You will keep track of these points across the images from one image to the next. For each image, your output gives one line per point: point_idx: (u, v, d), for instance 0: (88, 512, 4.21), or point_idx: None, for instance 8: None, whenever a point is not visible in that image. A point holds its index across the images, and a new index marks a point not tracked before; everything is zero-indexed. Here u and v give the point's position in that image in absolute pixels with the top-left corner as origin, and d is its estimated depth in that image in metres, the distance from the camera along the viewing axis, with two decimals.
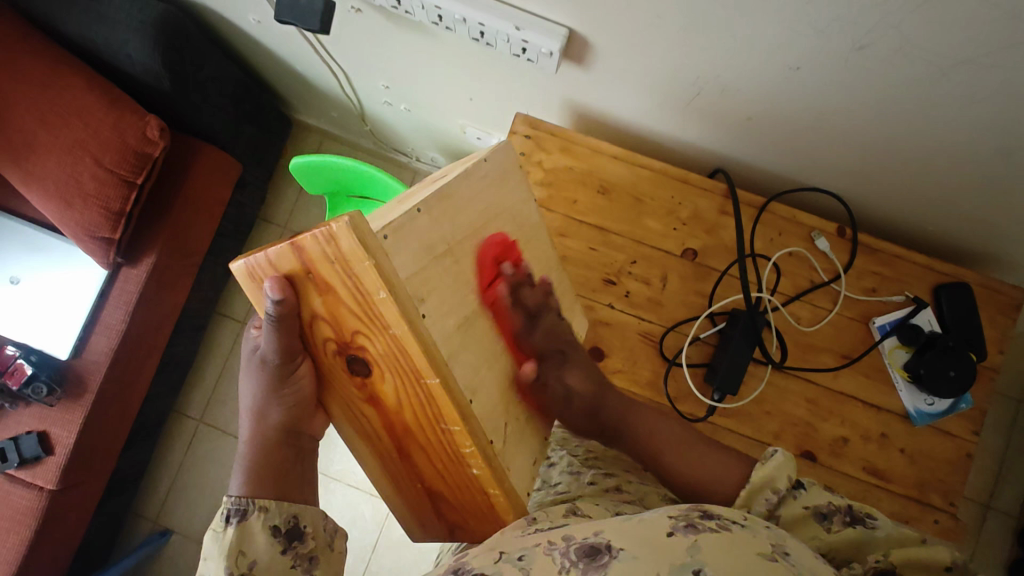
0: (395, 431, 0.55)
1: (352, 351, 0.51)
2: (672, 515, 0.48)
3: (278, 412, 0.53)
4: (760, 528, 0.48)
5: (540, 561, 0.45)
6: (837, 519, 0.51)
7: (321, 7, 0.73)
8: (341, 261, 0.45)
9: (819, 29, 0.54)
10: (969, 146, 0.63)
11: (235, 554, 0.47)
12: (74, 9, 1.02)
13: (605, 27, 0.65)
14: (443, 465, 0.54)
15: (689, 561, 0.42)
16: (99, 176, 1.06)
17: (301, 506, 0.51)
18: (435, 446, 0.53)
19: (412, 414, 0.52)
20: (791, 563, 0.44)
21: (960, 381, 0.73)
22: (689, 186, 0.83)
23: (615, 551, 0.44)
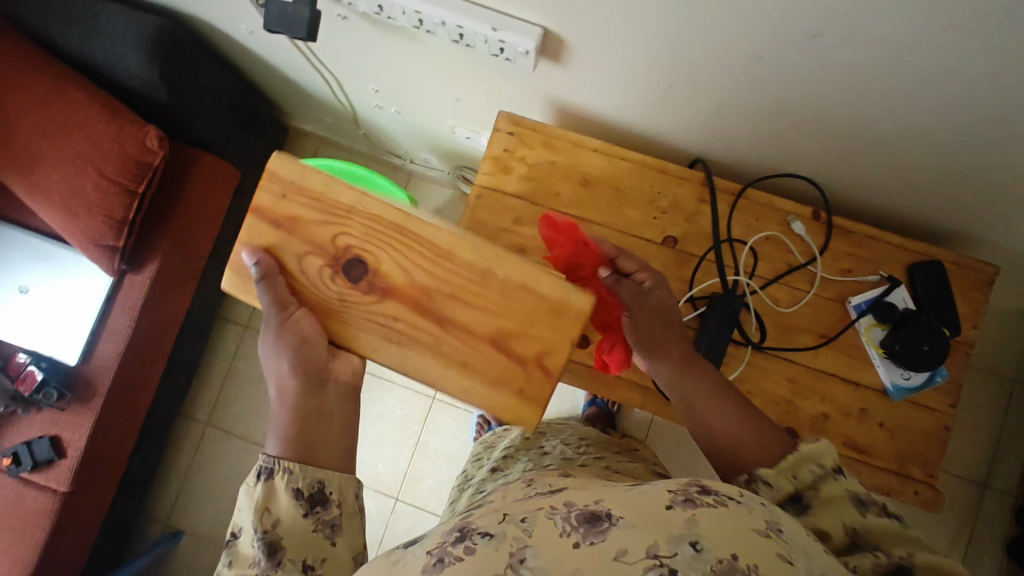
0: (429, 305, 0.58)
1: (347, 256, 0.58)
2: (671, 489, 0.48)
3: (291, 360, 0.58)
4: (756, 504, 0.48)
5: (543, 524, 0.48)
6: (873, 508, 0.51)
7: (307, 15, 0.76)
8: (291, 189, 0.58)
9: (774, 19, 0.56)
10: (929, 128, 0.66)
11: (262, 509, 0.55)
12: (74, 26, 1.06)
13: (576, 25, 0.68)
14: (491, 307, 0.58)
15: (687, 531, 0.44)
16: (102, 186, 1.10)
17: (326, 474, 0.57)
18: (465, 306, 0.58)
19: (429, 285, 0.58)
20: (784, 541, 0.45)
21: (935, 356, 0.75)
22: (668, 176, 0.85)
23: (615, 518, 0.46)
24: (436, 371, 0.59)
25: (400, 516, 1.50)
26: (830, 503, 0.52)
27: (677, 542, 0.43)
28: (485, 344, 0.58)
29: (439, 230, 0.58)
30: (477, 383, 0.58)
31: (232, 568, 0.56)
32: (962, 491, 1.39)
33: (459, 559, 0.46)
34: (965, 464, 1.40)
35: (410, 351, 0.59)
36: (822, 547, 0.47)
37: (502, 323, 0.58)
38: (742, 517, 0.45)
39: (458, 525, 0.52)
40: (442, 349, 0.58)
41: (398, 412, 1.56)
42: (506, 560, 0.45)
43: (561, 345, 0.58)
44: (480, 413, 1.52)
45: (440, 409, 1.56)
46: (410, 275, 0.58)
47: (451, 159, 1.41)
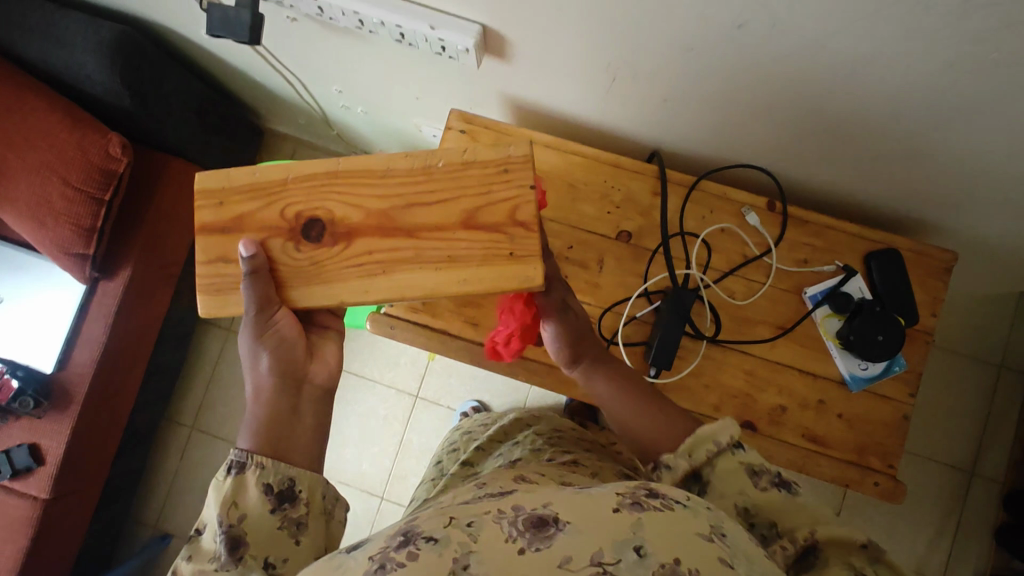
0: (397, 229, 0.59)
1: (307, 215, 0.61)
2: (619, 493, 0.45)
3: (269, 357, 0.58)
4: (701, 508, 0.46)
5: (488, 528, 0.43)
6: (766, 478, 0.54)
7: (248, 19, 0.76)
8: (224, 194, 0.62)
9: (698, 10, 0.56)
10: (872, 117, 0.65)
11: (228, 504, 0.49)
12: (35, 37, 1.07)
13: (511, 21, 0.67)
14: (453, 195, 0.59)
15: (632, 535, 0.42)
16: (68, 195, 1.10)
17: (297, 471, 0.52)
18: (435, 223, 0.59)
19: (384, 218, 0.59)
20: (727, 545, 0.44)
21: (890, 345, 0.74)
22: (622, 170, 0.85)
23: (563, 523, 0.42)
24: (432, 277, 0.58)
25: (385, 515, 1.51)
26: (725, 476, 0.55)
27: (621, 547, 0.41)
28: (460, 231, 0.58)
29: (370, 160, 0.61)
30: (472, 270, 0.57)
31: (191, 563, 0.49)
32: (948, 478, 1.38)
33: (400, 565, 0.41)
34: (950, 451, 1.38)
35: (400, 272, 0.58)
36: (759, 548, 0.46)
37: (468, 202, 0.58)
38: (686, 520, 0.44)
39: (401, 528, 0.46)
40: (425, 257, 0.58)
41: (381, 411, 1.56)
42: (449, 566, 0.41)
43: (527, 195, 0.58)
44: (463, 410, 1.52)
45: (423, 407, 1.56)
46: (367, 210, 0.60)
47: None
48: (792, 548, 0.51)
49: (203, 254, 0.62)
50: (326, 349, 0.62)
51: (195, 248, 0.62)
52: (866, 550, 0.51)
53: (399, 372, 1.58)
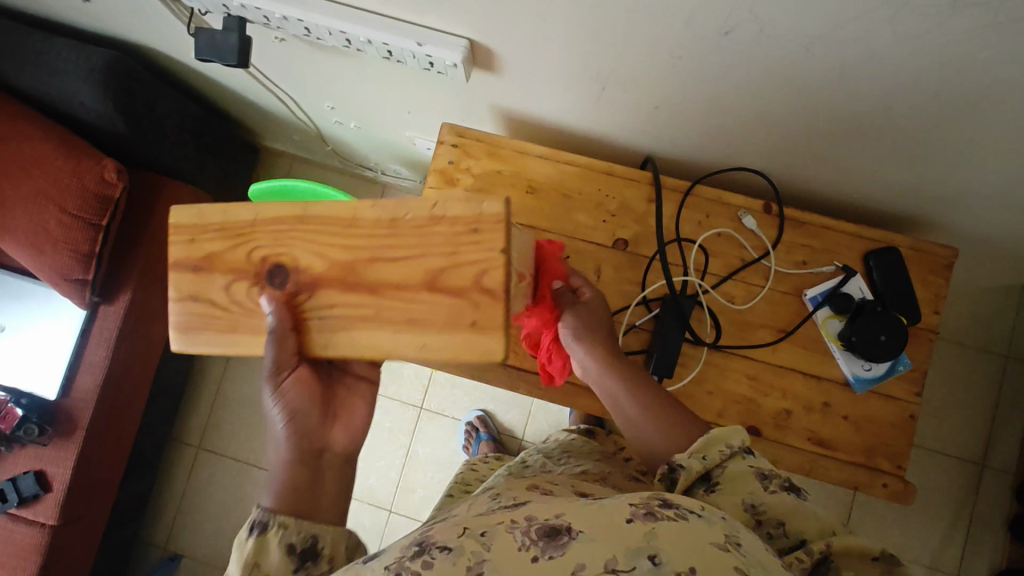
0: (361, 284, 0.52)
1: (271, 263, 0.54)
2: (632, 503, 0.45)
3: (285, 414, 0.54)
4: (716, 517, 0.45)
5: (502, 538, 0.43)
6: (775, 481, 0.53)
7: (236, 43, 0.76)
8: (194, 233, 0.55)
9: (684, 20, 0.55)
10: (864, 117, 0.64)
11: (251, 565, 0.49)
12: (28, 66, 1.08)
13: (499, 36, 0.67)
14: (420, 251, 0.51)
15: (646, 544, 0.41)
16: (65, 222, 1.11)
17: (321, 528, 0.52)
18: (399, 276, 0.51)
19: (341, 271, 0.52)
20: (743, 554, 0.42)
21: (893, 346, 0.74)
22: (616, 178, 0.85)
23: (575, 532, 0.42)
24: (389, 339, 0.51)
25: (394, 528, 1.50)
26: (738, 477, 0.54)
27: (634, 555, 0.40)
28: (422, 292, 0.51)
29: None
30: (432, 335, 0.50)
31: None
32: (960, 473, 1.36)
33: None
34: (961, 445, 1.37)
35: (358, 330, 0.52)
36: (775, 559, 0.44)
37: (432, 261, 0.50)
38: (701, 529, 0.43)
39: (416, 538, 0.45)
40: (385, 317, 0.52)
41: (386, 424, 1.56)
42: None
43: (500, 258, 0.49)
44: (469, 420, 1.52)
45: (428, 418, 1.56)
46: (328, 258, 0.53)
47: (420, 169, 1.40)
48: (809, 560, 0.49)
49: None
50: (355, 412, 0.58)
51: None
52: (881, 560, 0.50)
53: (403, 385, 1.57)
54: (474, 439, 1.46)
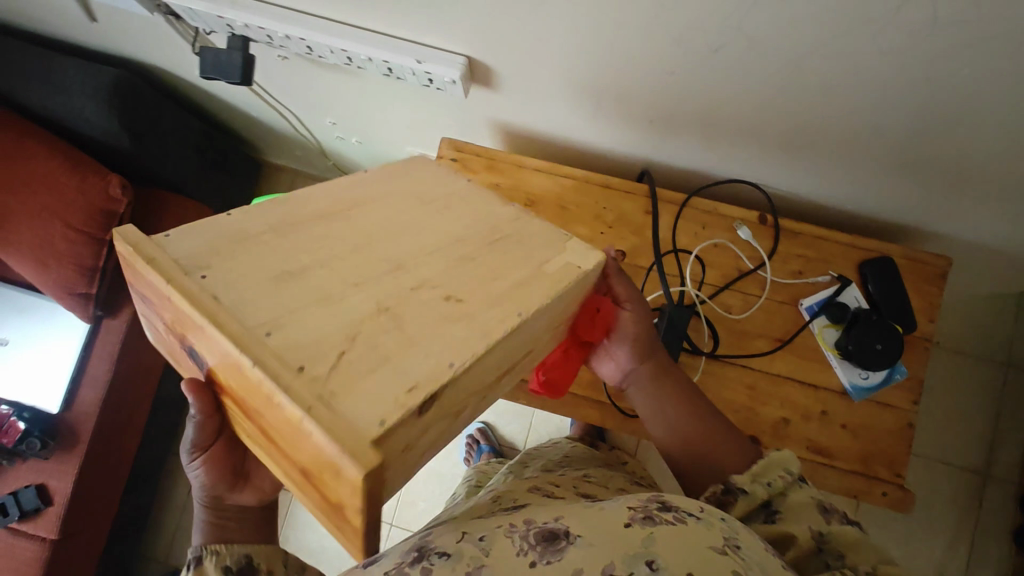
0: (256, 419, 0.45)
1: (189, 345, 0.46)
2: (631, 507, 0.45)
3: (198, 477, 0.55)
4: (715, 520, 0.45)
5: (500, 542, 0.44)
6: (837, 515, 0.52)
7: (240, 62, 0.78)
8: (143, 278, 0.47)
9: (674, 37, 0.57)
10: (853, 130, 0.65)
11: None
12: (35, 85, 1.10)
13: (497, 53, 0.69)
14: (295, 437, 0.40)
15: (644, 550, 0.41)
16: (69, 237, 1.12)
17: (252, 547, 0.55)
18: (281, 443, 0.43)
19: (242, 403, 0.45)
20: (742, 557, 0.42)
21: (888, 354, 0.74)
22: (613, 191, 0.86)
23: (573, 536, 0.42)
24: (281, 471, 0.48)
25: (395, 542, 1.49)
26: (797, 507, 0.53)
27: (632, 561, 0.40)
28: (298, 466, 0.43)
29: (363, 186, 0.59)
30: (305, 495, 0.46)
31: None
32: (962, 483, 1.35)
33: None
34: (962, 453, 1.37)
35: (264, 452, 0.49)
36: (774, 559, 0.45)
37: (303, 457, 0.41)
38: (700, 533, 0.43)
39: (416, 543, 0.46)
40: (275, 453, 0.46)
41: None
42: None
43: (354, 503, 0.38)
44: (469, 432, 1.52)
45: None
46: (231, 385, 0.44)
47: None
48: None
49: None
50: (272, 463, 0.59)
51: None
52: None
53: None
54: (475, 451, 1.46)
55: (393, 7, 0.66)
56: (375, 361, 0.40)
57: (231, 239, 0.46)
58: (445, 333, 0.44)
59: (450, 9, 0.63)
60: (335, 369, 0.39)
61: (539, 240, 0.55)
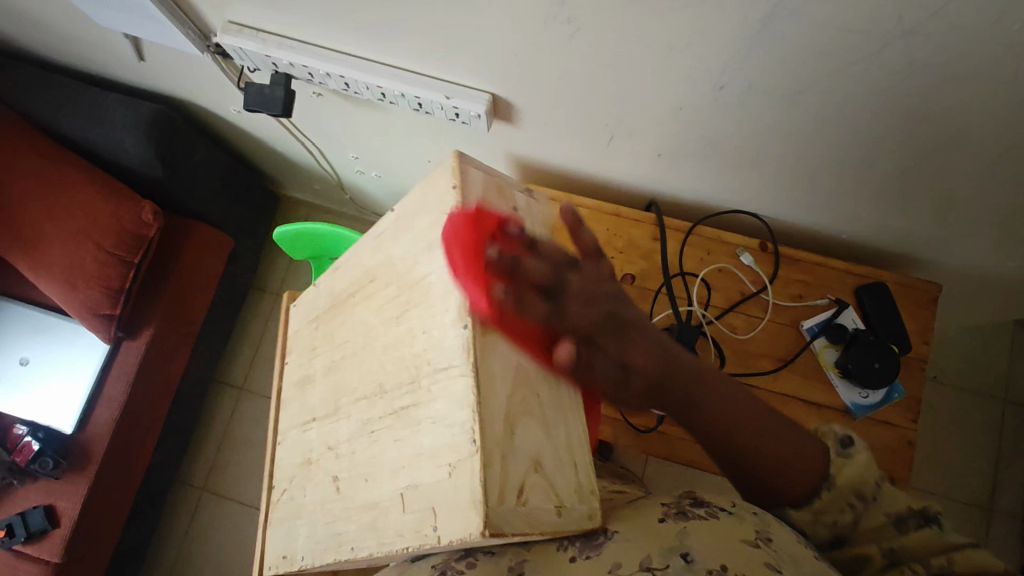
0: None
1: None
2: (665, 504, 0.50)
3: None
4: (747, 513, 0.48)
5: (541, 540, 0.49)
6: (911, 522, 0.50)
7: (282, 95, 0.86)
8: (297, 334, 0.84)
9: (683, 76, 0.63)
10: (845, 162, 0.71)
11: None
12: (79, 117, 1.17)
13: (519, 91, 0.76)
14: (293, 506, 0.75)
15: (679, 543, 0.44)
16: (100, 259, 1.18)
17: None
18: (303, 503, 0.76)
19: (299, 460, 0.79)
20: (774, 549, 0.44)
21: (885, 373, 0.78)
22: (622, 219, 0.92)
23: (610, 534, 0.48)
24: None
25: None
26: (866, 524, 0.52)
27: (668, 554, 0.43)
28: None
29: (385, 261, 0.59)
30: None
31: None
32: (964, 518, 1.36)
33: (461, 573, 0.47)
34: (964, 489, 1.37)
35: None
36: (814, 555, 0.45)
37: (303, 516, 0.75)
38: (732, 527, 0.45)
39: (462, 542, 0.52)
40: None
41: None
42: (505, 571, 0.47)
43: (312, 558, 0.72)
44: None
45: None
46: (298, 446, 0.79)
47: None
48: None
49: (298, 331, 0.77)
50: None
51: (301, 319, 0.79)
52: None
53: None
54: None
55: (426, 48, 0.73)
56: (287, 513, 0.66)
57: (306, 319, 0.75)
58: (316, 523, 0.60)
59: (479, 50, 0.70)
60: (281, 504, 0.68)
61: (440, 434, 0.46)
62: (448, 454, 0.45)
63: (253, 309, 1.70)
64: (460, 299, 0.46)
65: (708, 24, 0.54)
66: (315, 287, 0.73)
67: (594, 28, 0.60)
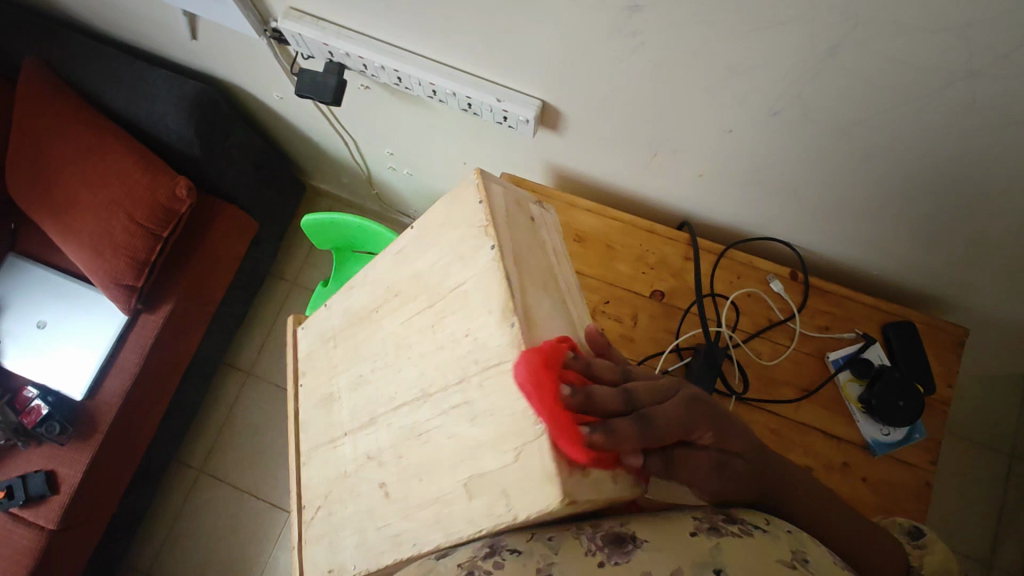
0: None
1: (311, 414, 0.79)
2: (696, 517, 0.48)
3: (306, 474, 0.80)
4: (780, 533, 0.47)
5: (568, 542, 0.45)
6: None
7: (335, 84, 0.88)
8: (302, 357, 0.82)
9: (739, 98, 0.64)
10: (884, 199, 0.72)
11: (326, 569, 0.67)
12: (125, 88, 1.19)
13: (570, 100, 0.77)
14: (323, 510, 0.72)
15: (710, 559, 0.42)
16: (130, 229, 1.19)
17: None
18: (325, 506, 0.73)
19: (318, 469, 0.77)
20: (810, 569, 0.44)
21: (910, 412, 0.78)
22: (656, 236, 0.93)
23: (640, 541, 0.44)
24: None
25: None
26: None
27: (705, 567, 0.41)
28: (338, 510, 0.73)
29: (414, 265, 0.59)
30: None
31: None
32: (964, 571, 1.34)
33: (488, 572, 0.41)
34: (966, 541, 1.35)
35: None
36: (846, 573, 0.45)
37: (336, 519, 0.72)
38: (769, 547, 0.45)
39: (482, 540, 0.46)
40: None
41: None
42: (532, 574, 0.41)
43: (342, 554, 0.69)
44: None
45: None
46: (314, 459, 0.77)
47: None
48: None
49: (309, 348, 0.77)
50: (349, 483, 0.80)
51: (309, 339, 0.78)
52: None
53: None
54: None
55: (484, 50, 0.75)
56: (326, 527, 0.66)
57: (320, 335, 0.75)
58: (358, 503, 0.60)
59: (538, 57, 0.71)
60: (315, 521, 0.69)
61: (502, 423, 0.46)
62: (509, 441, 0.45)
63: (268, 295, 1.71)
64: (501, 300, 0.47)
65: (775, 49, 0.56)
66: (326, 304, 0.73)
67: (658, 43, 0.61)
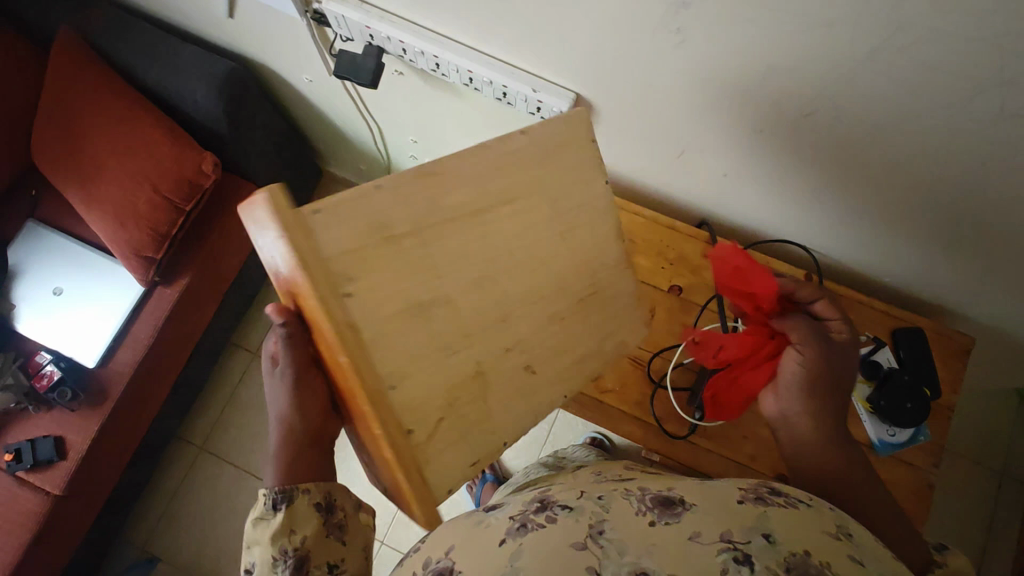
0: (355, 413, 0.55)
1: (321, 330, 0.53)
2: (742, 488, 0.50)
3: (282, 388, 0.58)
4: (824, 509, 0.49)
5: (618, 502, 0.50)
6: None
7: (373, 66, 0.90)
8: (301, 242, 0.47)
9: (772, 99, 0.67)
10: (902, 207, 0.75)
11: (287, 532, 0.52)
12: (156, 63, 1.20)
13: (606, 93, 0.79)
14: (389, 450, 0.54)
15: (760, 524, 0.44)
16: (154, 202, 1.21)
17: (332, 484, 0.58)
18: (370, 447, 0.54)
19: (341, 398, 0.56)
20: (854, 544, 0.45)
21: (917, 413, 0.81)
22: (677, 233, 0.95)
23: (689, 505, 0.47)
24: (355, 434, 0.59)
25: (383, 562, 1.46)
26: None
27: (749, 532, 0.44)
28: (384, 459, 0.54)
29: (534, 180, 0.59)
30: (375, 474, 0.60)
31: None
32: None
33: (542, 526, 0.48)
34: None
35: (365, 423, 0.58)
36: (889, 553, 0.47)
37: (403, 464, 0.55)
38: (813, 519, 0.47)
39: (539, 497, 0.53)
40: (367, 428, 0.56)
41: None
42: (585, 531, 0.46)
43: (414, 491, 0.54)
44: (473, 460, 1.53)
45: None
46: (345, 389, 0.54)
47: None
48: None
49: (345, 234, 0.49)
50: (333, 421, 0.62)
51: (337, 226, 0.48)
52: None
53: None
54: (479, 479, 1.37)
55: (526, 40, 0.77)
56: (458, 433, 0.54)
57: (368, 228, 0.50)
58: None
59: (578, 49, 0.74)
60: None
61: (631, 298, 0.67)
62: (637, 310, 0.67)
63: None
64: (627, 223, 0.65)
65: (816, 50, 0.58)
66: (375, 185, 0.50)
67: (700, 41, 0.63)
